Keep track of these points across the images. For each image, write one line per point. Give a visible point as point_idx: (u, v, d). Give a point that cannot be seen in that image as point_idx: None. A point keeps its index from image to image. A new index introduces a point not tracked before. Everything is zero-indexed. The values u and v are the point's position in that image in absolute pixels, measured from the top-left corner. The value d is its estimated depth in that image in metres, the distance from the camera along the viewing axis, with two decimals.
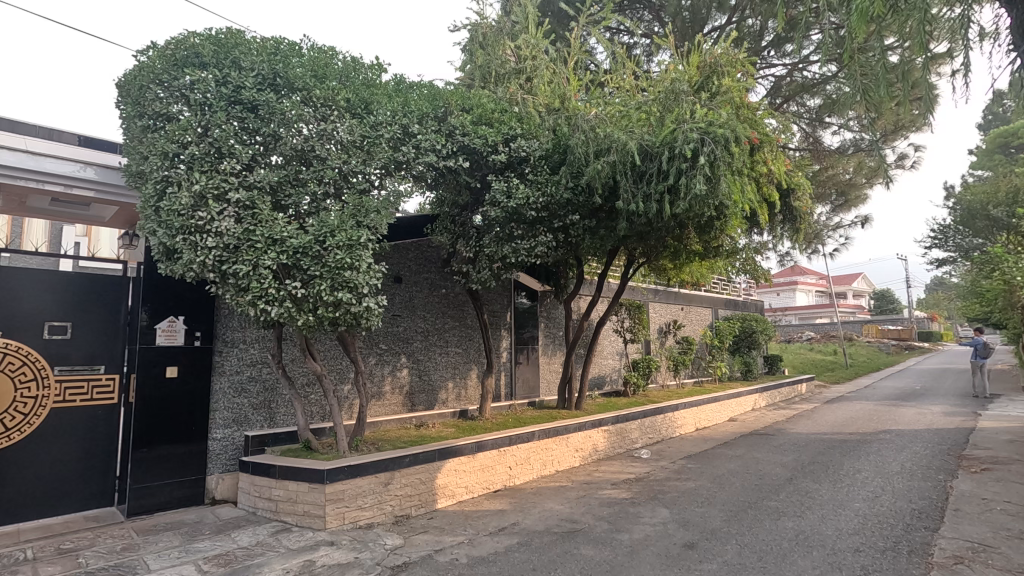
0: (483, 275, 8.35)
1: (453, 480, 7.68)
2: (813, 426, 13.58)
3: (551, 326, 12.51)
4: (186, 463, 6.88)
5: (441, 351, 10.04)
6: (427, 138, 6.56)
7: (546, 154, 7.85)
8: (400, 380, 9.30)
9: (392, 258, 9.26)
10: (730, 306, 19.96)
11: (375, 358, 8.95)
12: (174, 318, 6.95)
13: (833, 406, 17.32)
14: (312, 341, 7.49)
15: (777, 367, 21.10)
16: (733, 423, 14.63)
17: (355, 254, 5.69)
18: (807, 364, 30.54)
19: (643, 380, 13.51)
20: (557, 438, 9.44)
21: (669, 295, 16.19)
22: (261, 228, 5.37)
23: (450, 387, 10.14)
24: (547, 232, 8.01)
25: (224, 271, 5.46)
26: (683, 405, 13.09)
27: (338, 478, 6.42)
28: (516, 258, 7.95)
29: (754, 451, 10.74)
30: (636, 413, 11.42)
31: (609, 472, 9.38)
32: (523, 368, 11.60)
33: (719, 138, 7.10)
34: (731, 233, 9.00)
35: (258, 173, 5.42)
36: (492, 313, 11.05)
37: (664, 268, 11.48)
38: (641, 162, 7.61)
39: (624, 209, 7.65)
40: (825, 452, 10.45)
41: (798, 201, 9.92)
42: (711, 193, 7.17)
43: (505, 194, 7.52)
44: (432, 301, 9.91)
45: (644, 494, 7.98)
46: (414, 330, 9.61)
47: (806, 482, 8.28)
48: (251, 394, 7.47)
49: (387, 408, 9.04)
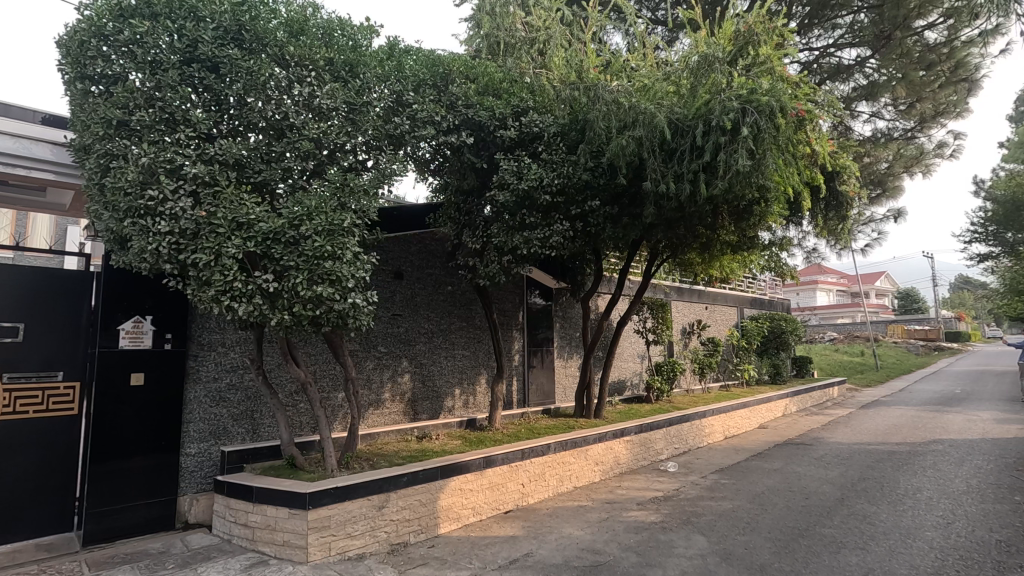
0: (491, 269, 7.42)
1: (458, 501, 6.78)
2: (854, 435, 12.46)
3: (567, 327, 11.53)
4: (155, 482, 6.07)
5: (447, 354, 9.16)
6: (426, 110, 5.69)
7: (562, 132, 6.93)
8: (401, 386, 8.44)
9: (392, 251, 8.42)
10: (757, 305, 18.87)
11: (374, 362, 8.11)
12: (140, 318, 6.13)
13: (871, 412, 16.10)
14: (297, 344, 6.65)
15: (807, 369, 19.91)
16: (764, 430, 13.54)
17: (337, 242, 4.85)
18: (835, 366, 29.17)
19: (668, 385, 12.49)
20: (576, 451, 8.51)
21: (693, 294, 15.12)
22: (223, 210, 4.53)
23: (457, 394, 9.25)
24: (563, 220, 7.11)
25: (181, 262, 4.63)
26: (711, 411, 12.06)
27: (323, 503, 5.55)
28: (529, 250, 7.03)
29: (795, 465, 9.68)
30: (660, 422, 10.43)
31: (634, 489, 8.41)
32: (537, 372, 10.68)
33: (763, 107, 6.10)
34: (771, 221, 8.00)
35: (221, 144, 4.59)
36: (503, 312, 10.14)
37: (692, 262, 10.58)
38: (671, 138, 6.64)
39: (653, 190, 6.69)
40: (874, 466, 9.36)
41: (844, 185, 8.88)
42: (755, 169, 6.17)
43: (515, 175, 6.61)
44: (436, 300, 9.05)
45: (676, 517, 7.00)
46: (418, 331, 8.75)
47: (861, 504, 7.24)
48: (232, 404, 6.67)
49: (386, 417, 8.20)
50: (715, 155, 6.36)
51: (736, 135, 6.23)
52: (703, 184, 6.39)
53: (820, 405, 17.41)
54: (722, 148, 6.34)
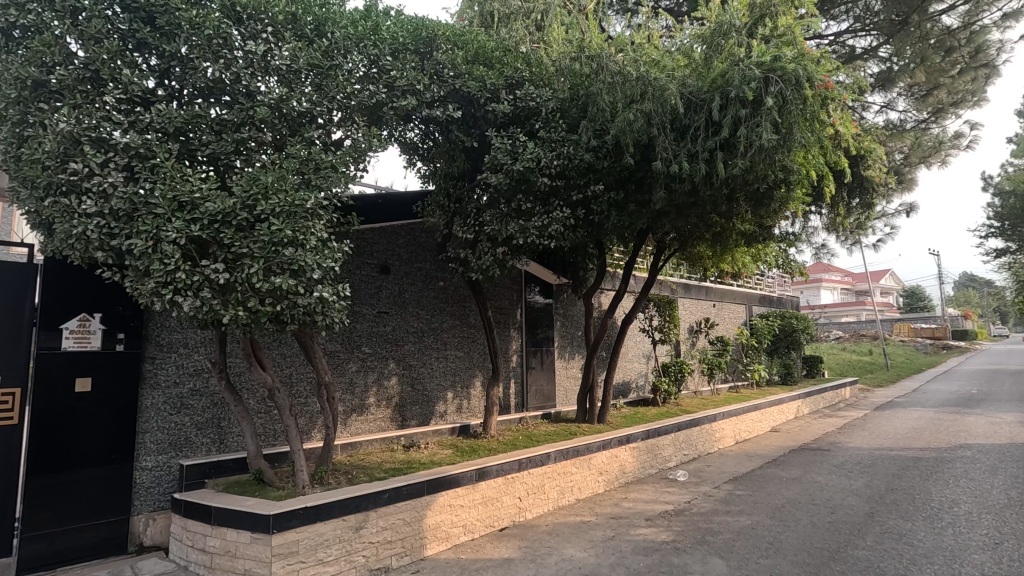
0: (484, 261, 6.71)
1: (447, 519, 6.09)
2: (873, 439, 11.75)
3: (569, 325, 10.83)
4: (106, 500, 5.41)
5: (438, 355, 8.48)
6: (406, 80, 5.07)
7: (561, 108, 6.25)
8: (389, 391, 7.77)
9: (378, 244, 7.76)
10: (765, 302, 18.18)
11: (356, 364, 7.44)
12: (87, 316, 5.46)
13: (888, 414, 15.38)
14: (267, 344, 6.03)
15: (818, 370, 19.19)
16: (777, 434, 12.84)
17: (300, 225, 4.19)
18: (844, 366, 28.34)
19: (675, 387, 11.78)
20: (578, 460, 7.82)
21: (700, 290, 14.42)
22: (162, 186, 3.85)
23: (450, 397, 8.57)
24: (563, 206, 6.41)
25: (115, 249, 3.95)
26: (722, 415, 11.37)
27: (291, 525, 4.87)
28: (526, 239, 6.34)
29: (815, 473, 8.96)
30: (669, 427, 9.73)
31: (641, 502, 7.71)
32: (536, 374, 9.99)
33: (789, 76, 5.42)
34: (791, 208, 7.31)
35: (159, 110, 3.93)
36: (500, 310, 9.46)
37: (702, 255, 9.92)
38: (683, 114, 5.95)
39: (663, 172, 5.99)
40: (901, 475, 8.64)
41: (869, 169, 8.17)
42: (780, 145, 5.49)
43: (509, 155, 5.92)
44: (427, 297, 8.38)
45: (689, 535, 6.31)
46: (405, 331, 8.07)
47: (894, 521, 6.54)
48: (194, 411, 5.99)
49: (370, 424, 7.52)
50: (734, 131, 5.68)
51: (757, 107, 5.54)
52: (722, 163, 5.67)
53: (832, 407, 16.66)
54: (742, 123, 5.65)
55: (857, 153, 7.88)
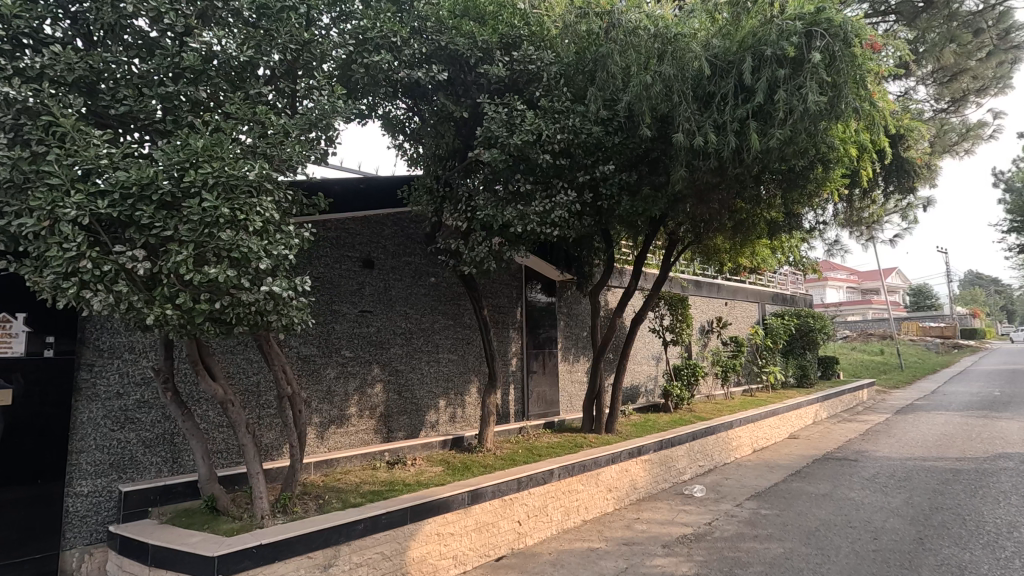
0: (478, 253, 5.88)
1: (435, 550, 5.26)
2: (902, 447, 10.89)
3: (573, 326, 9.99)
4: (29, 530, 4.56)
5: (429, 358, 7.65)
6: (380, 31, 4.43)
7: (564, 74, 5.42)
8: (372, 399, 6.97)
9: (360, 235, 7.00)
10: (778, 300, 17.31)
11: (335, 370, 6.66)
12: (8, 316, 4.62)
13: (911, 419, 14.48)
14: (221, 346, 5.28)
15: (833, 371, 18.31)
16: (796, 441, 11.99)
17: (240, 202, 3.36)
18: (856, 366, 27.41)
19: (688, 392, 10.94)
20: (584, 476, 6.99)
21: (712, 288, 13.55)
22: (59, 150, 3.06)
23: (443, 405, 7.73)
24: (568, 189, 5.64)
25: (5, 232, 3.14)
26: (738, 421, 10.52)
27: (242, 568, 4.05)
28: (525, 227, 5.54)
29: (846, 488, 8.10)
30: (683, 436, 8.88)
31: (656, 523, 6.85)
32: (538, 379, 9.15)
33: (836, 29, 4.59)
34: (826, 192, 6.48)
35: (54, 54, 3.15)
36: (497, 309, 8.62)
37: (718, 249, 9.11)
38: (707, 79, 5.12)
39: (685, 146, 5.14)
40: (943, 490, 7.78)
41: (909, 150, 7.32)
42: (824, 111, 4.67)
43: (505, 126, 5.09)
44: (416, 293, 7.57)
45: (714, 567, 5.48)
46: (392, 332, 7.26)
47: (947, 550, 5.69)
48: (141, 427, 5.18)
49: (351, 436, 6.72)
50: (769, 97, 4.84)
51: (798, 67, 4.71)
52: (756, 134, 4.83)
53: (851, 411, 15.75)
54: (778, 87, 4.82)
55: (896, 132, 7.00)
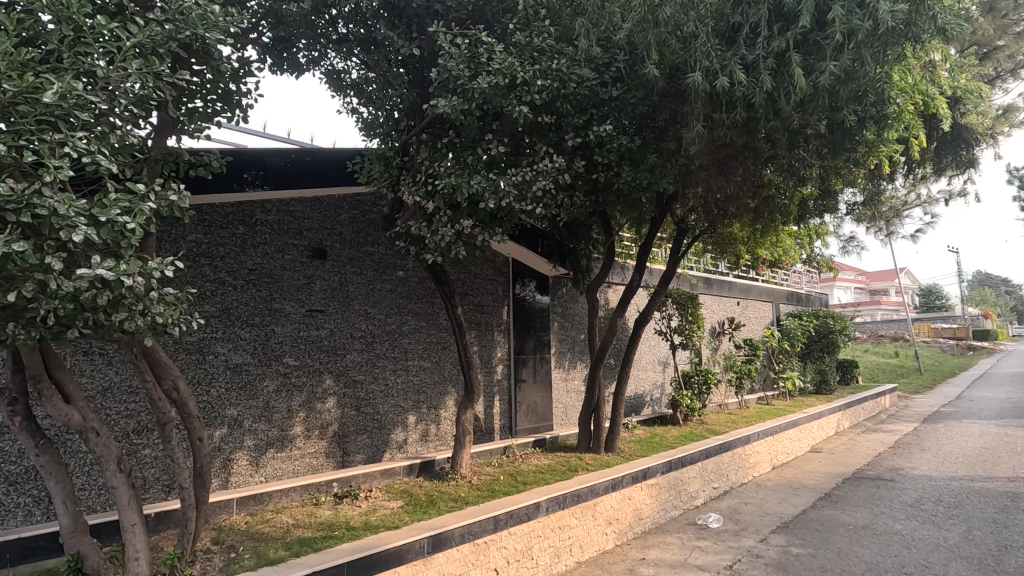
0: (442, 237, 4.72)
1: None
2: (942, 464, 9.61)
3: (569, 328, 8.80)
4: None
5: (396, 367, 6.47)
6: None
7: (545, 5, 4.53)
8: (322, 417, 5.81)
9: (309, 219, 5.90)
10: (793, 300, 16.06)
11: (274, 383, 5.51)
12: None
13: (943, 429, 13.16)
14: (86, 349, 4.34)
15: (852, 376, 17.04)
16: (819, 455, 10.74)
17: (38, 136, 2.35)
18: (873, 368, 26.05)
19: (699, 402, 9.72)
20: (579, 508, 5.80)
21: (723, 286, 12.35)
22: None
23: (413, 422, 6.55)
24: (552, 155, 4.60)
25: None
26: (756, 435, 9.30)
27: None
28: (499, 204, 4.45)
29: (889, 517, 6.89)
30: (696, 454, 7.67)
31: (666, 566, 5.64)
32: (527, 389, 7.95)
33: None
34: (876, 161, 5.27)
35: None
36: (479, 309, 7.44)
37: (735, 238, 7.92)
38: (733, 5, 3.99)
39: (701, 90, 4.06)
40: (1007, 522, 6.54)
41: (966, 115, 6.08)
42: (897, 33, 3.62)
43: (468, 67, 4.09)
44: (380, 289, 6.41)
45: None
46: (349, 335, 6.10)
47: None
48: (4, 459, 4.01)
49: (295, 462, 5.56)
50: (819, 21, 3.81)
51: None
52: (801, 70, 3.79)
53: (874, 420, 14.43)
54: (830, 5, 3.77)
55: (956, 93, 5.76)
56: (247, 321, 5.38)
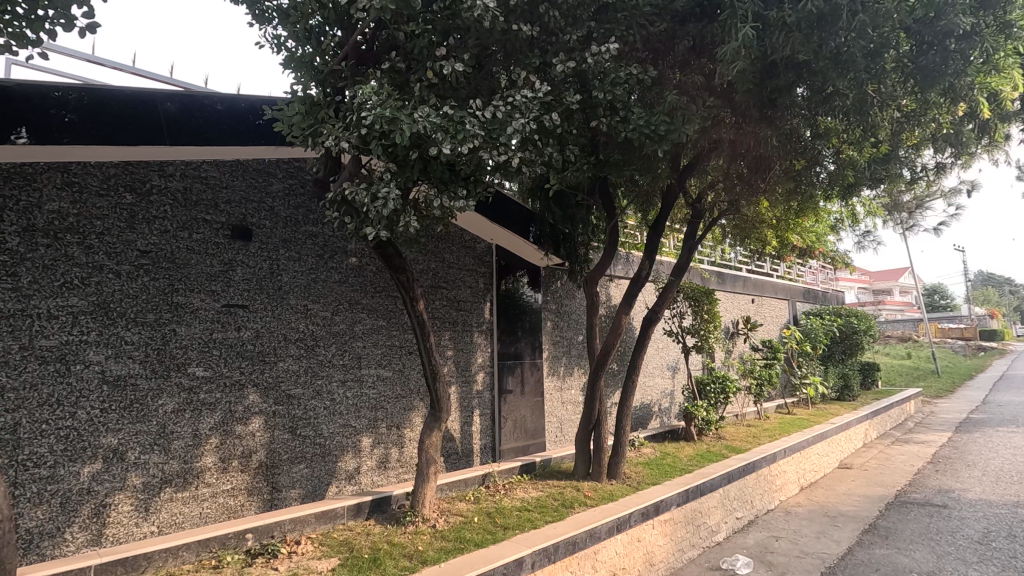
0: (383, 202, 3.35)
1: None
2: (997, 484, 8.31)
3: (565, 328, 7.50)
4: None
5: (346, 378, 5.17)
6: None
7: None
8: (242, 445, 4.49)
9: (228, 188, 4.60)
10: (810, 297, 14.82)
11: (173, 401, 4.18)
12: None
13: (983, 440, 11.82)
14: None
15: (873, 380, 15.75)
16: (851, 472, 9.43)
17: None
18: (889, 372, 24.65)
19: (715, 414, 8.43)
20: (575, 559, 4.49)
21: (738, 282, 11.09)
22: None
23: (368, 447, 5.25)
24: (533, 86, 3.41)
25: None
26: (783, 452, 8.00)
27: None
28: (457, 149, 3.20)
29: (959, 560, 5.58)
30: (718, 479, 6.37)
31: None
32: (514, 401, 6.65)
33: None
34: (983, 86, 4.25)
35: None
36: (455, 305, 6.15)
37: (765, 220, 6.60)
38: None
39: None
40: None
41: None
42: None
43: None
44: (324, 280, 5.09)
45: None
46: (282, 337, 4.79)
47: None
48: None
49: (202, 505, 4.24)
50: None
51: None
52: None
53: (902, 429, 13.09)
54: None
55: None
56: (136, 320, 4.08)
